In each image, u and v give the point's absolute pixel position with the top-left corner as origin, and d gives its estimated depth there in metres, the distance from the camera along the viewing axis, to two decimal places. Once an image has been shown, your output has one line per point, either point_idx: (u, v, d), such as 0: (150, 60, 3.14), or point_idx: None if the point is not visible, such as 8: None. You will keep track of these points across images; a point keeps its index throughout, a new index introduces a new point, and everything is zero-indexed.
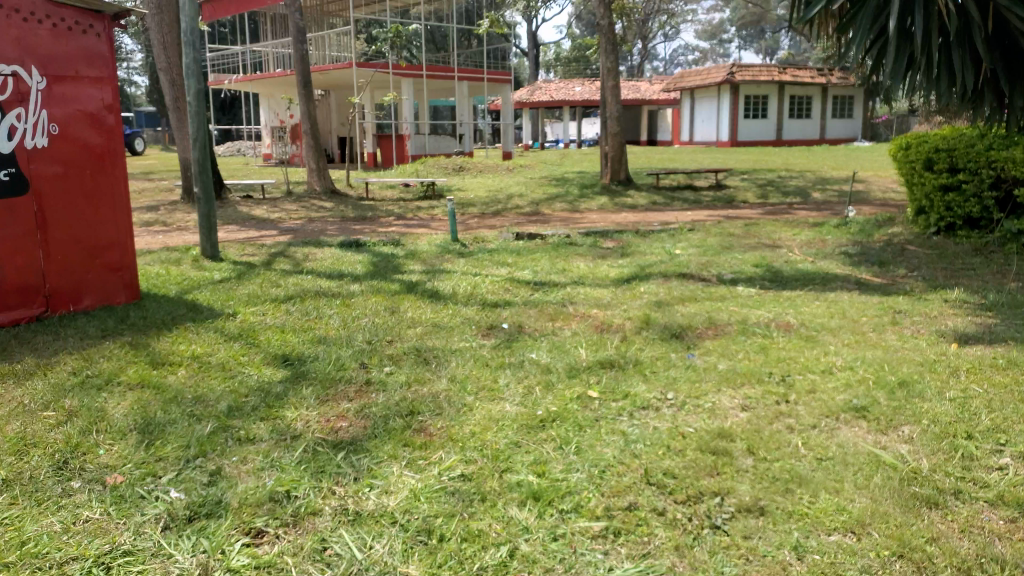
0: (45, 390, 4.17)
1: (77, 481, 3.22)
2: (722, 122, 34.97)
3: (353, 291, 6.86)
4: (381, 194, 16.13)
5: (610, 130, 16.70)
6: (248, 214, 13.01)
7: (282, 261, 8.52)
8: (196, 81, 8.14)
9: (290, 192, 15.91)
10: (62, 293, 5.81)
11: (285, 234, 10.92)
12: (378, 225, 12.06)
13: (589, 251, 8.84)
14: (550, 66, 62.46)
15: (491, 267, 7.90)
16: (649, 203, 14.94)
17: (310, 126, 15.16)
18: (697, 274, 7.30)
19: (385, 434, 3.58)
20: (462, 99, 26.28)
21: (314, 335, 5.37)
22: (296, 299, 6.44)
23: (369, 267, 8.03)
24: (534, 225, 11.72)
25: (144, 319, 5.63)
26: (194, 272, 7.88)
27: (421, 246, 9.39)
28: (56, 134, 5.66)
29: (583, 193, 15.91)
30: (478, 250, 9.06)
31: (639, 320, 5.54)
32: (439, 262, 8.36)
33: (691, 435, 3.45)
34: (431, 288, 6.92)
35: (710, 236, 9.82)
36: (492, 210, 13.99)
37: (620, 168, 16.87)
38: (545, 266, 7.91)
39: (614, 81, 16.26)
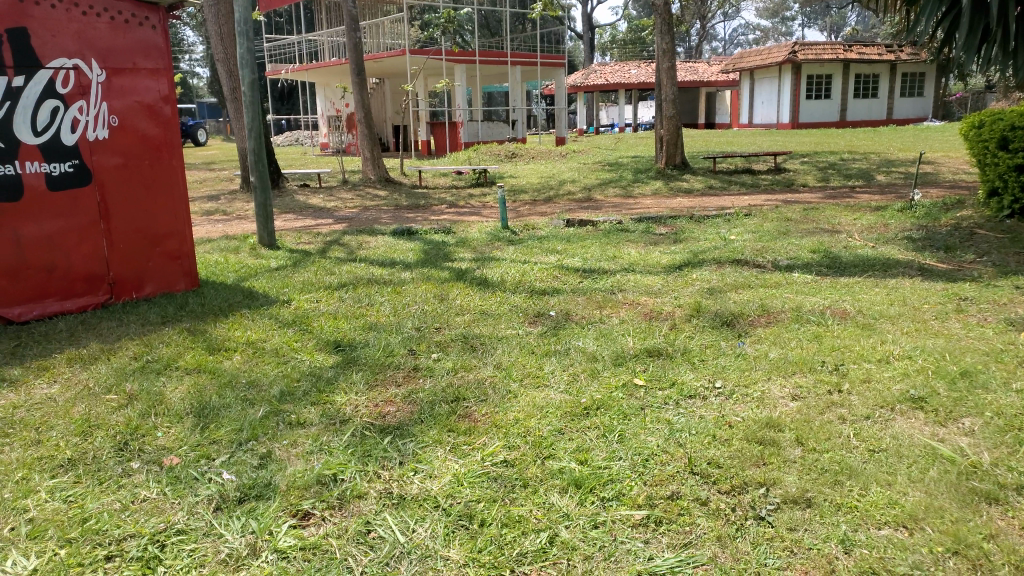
0: (109, 374, 4.41)
1: (136, 462, 3.39)
2: (784, 103, 34.09)
3: (404, 278, 6.95)
4: (434, 182, 16.26)
5: (665, 113, 16.44)
6: (305, 203, 13.28)
7: (336, 248, 8.69)
8: (250, 71, 8.37)
9: (346, 180, 16.18)
10: (125, 280, 6.07)
11: (340, 222, 11.12)
12: (431, 212, 12.16)
13: (641, 237, 8.76)
14: (606, 49, 61.80)
15: (542, 254, 7.91)
16: (704, 187, 14.71)
17: (364, 115, 15.34)
18: (752, 261, 7.15)
19: (431, 419, 3.63)
20: (516, 84, 26.22)
21: (365, 322, 5.47)
22: (349, 287, 6.56)
23: (421, 255, 8.11)
24: (587, 211, 11.67)
25: (202, 306, 5.84)
26: (252, 260, 8.10)
27: (473, 234, 9.44)
28: (116, 126, 5.89)
29: (638, 178, 15.74)
30: (529, 237, 9.06)
31: (689, 308, 5.47)
32: (490, 249, 8.40)
33: (737, 424, 3.41)
34: (481, 275, 6.96)
35: (766, 221, 9.62)
36: (545, 197, 13.97)
37: (676, 153, 16.62)
38: (596, 253, 7.86)
39: (670, 62, 15.92)
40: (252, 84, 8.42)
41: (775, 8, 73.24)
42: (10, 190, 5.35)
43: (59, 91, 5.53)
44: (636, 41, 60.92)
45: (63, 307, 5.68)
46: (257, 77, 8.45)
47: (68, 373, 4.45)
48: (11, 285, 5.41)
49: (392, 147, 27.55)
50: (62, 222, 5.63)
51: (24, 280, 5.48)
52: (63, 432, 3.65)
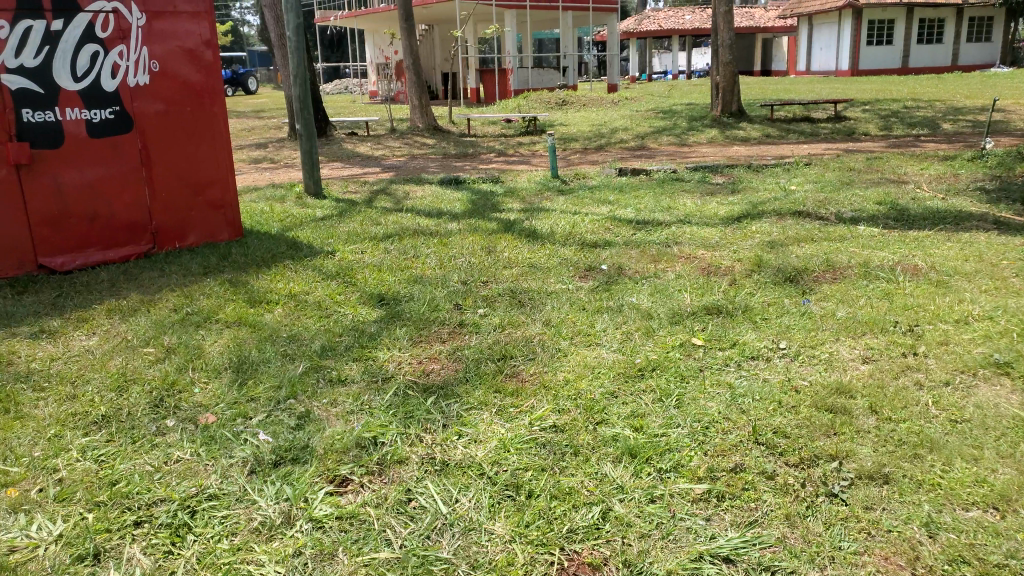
0: (148, 326, 4.39)
1: (171, 419, 3.33)
2: (842, 51, 32.55)
3: (450, 229, 6.76)
4: (481, 130, 15.97)
5: (722, 59, 15.73)
6: (351, 151, 13.17)
7: (382, 198, 8.53)
8: (295, 14, 8.18)
9: (393, 128, 15.98)
10: (168, 230, 6.05)
11: (387, 171, 10.96)
12: (477, 162, 11.92)
13: (696, 188, 8.39)
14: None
15: (591, 205, 7.62)
16: (762, 135, 14.12)
17: (411, 61, 15.04)
18: (814, 212, 6.75)
19: (476, 379, 3.46)
20: (565, 30, 25.46)
21: (410, 274, 5.31)
22: (394, 238, 6.39)
23: (467, 205, 7.90)
24: (639, 160, 11.28)
25: (245, 257, 5.76)
26: (297, 209, 7.99)
27: (521, 183, 9.18)
28: (157, 72, 5.79)
29: (692, 126, 15.20)
30: (579, 187, 8.76)
31: (751, 263, 5.16)
32: (539, 200, 8.14)
33: (805, 390, 3.13)
34: (529, 226, 6.73)
35: (828, 170, 9.13)
36: (595, 145, 13.58)
37: (732, 100, 15.95)
38: (649, 203, 7.54)
39: (728, 5, 15.12)
40: (296, 27, 8.22)
41: None
42: (50, 136, 5.35)
43: (98, 36, 5.47)
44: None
45: (105, 257, 5.71)
46: (302, 20, 8.24)
47: (107, 324, 4.46)
48: (53, 233, 5.47)
49: (440, 95, 27.20)
50: (104, 170, 5.62)
51: (66, 229, 5.52)
52: (98, 386, 3.62)
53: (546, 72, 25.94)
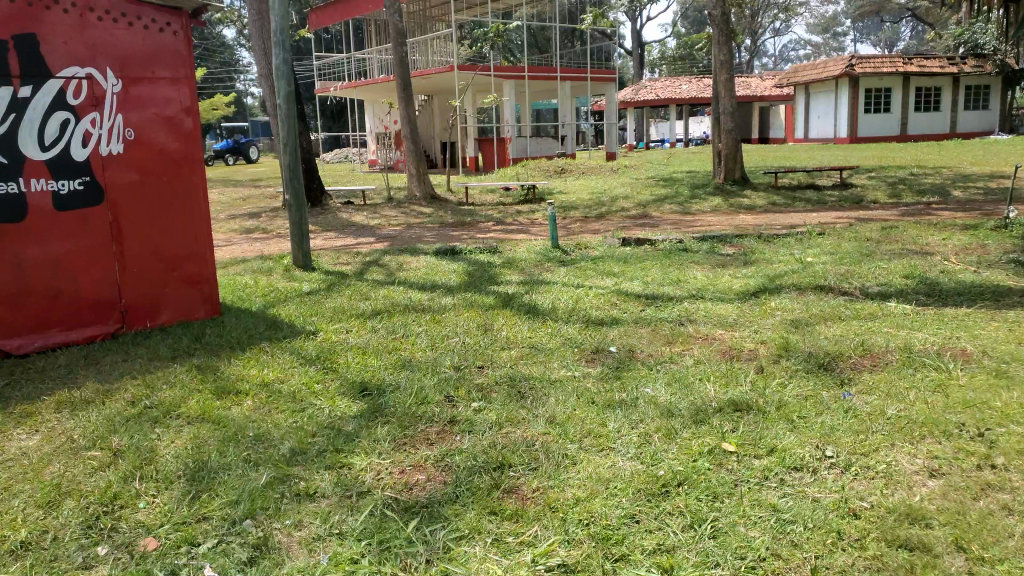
0: (98, 422, 3.78)
1: (105, 547, 2.76)
2: (841, 119, 32.81)
3: (443, 305, 6.26)
4: (480, 198, 15.69)
5: (724, 127, 15.56)
6: (346, 220, 12.81)
7: (373, 270, 8.07)
8: (285, 83, 7.84)
9: (389, 197, 15.70)
10: (138, 308, 5.52)
11: (381, 241, 10.53)
12: (476, 231, 11.53)
13: (706, 259, 7.93)
14: (655, 64, 60.91)
15: (595, 277, 7.14)
16: (767, 203, 13.77)
17: (408, 129, 14.87)
18: (837, 286, 6.28)
19: (468, 497, 2.91)
20: (564, 99, 25.58)
21: (398, 357, 4.78)
22: (383, 315, 5.87)
23: (463, 278, 7.43)
24: (642, 229, 10.86)
25: (217, 339, 5.24)
26: (283, 282, 7.53)
27: (519, 254, 8.74)
28: (132, 140, 5.37)
29: (695, 194, 14.89)
30: (581, 258, 8.30)
31: (776, 346, 4.66)
32: (539, 271, 7.67)
33: (865, 515, 2.60)
34: (529, 301, 6.24)
35: (844, 240, 8.70)
36: (596, 213, 13.24)
37: (735, 167, 15.70)
38: (657, 276, 7.06)
39: (728, 73, 15.03)
40: (287, 97, 7.86)
41: (825, 22, 71.91)
42: (12, 209, 4.86)
43: (69, 102, 5.04)
44: (686, 55, 60.00)
45: (68, 337, 5.14)
46: (293, 89, 7.90)
47: (54, 420, 3.86)
48: (11, 314, 4.91)
49: (439, 164, 27.14)
50: (70, 244, 5.11)
51: (25, 308, 4.97)
52: (25, 501, 3.03)
53: (545, 140, 25.90)
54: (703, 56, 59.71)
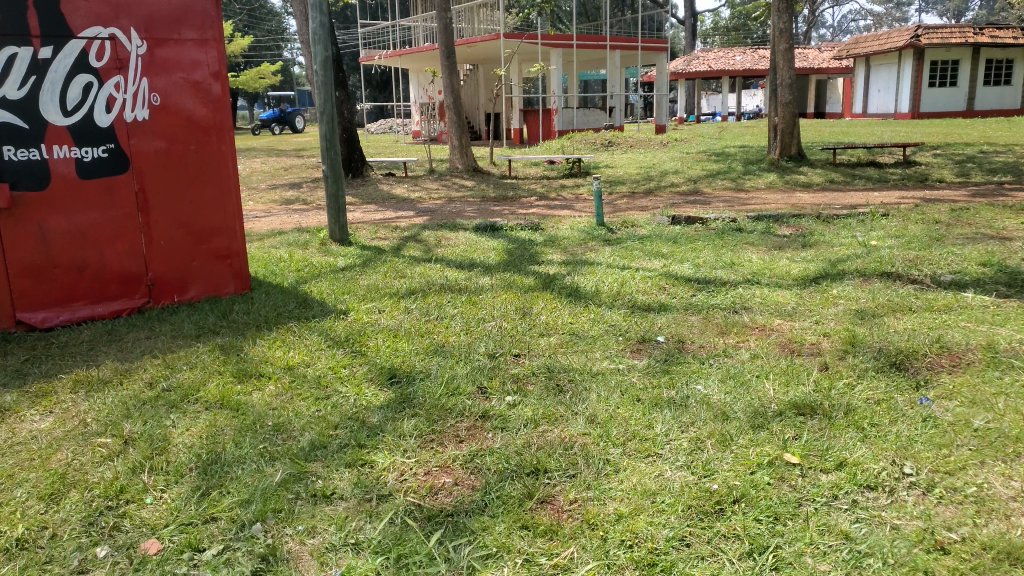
0: (113, 406, 3.61)
1: (104, 548, 2.54)
2: (903, 93, 31.37)
3: (481, 285, 5.97)
4: (524, 172, 15.33)
5: (780, 100, 14.87)
6: (388, 193, 12.58)
7: (411, 245, 7.82)
8: (323, 48, 7.62)
9: (432, 169, 15.43)
10: (166, 282, 5.37)
11: (421, 215, 10.27)
12: (519, 206, 11.20)
13: (761, 241, 7.48)
14: (707, 34, 59.24)
15: (641, 258, 6.76)
16: (825, 181, 13.13)
17: (452, 100, 14.52)
18: (905, 274, 5.80)
19: (498, 507, 2.63)
20: (614, 70, 24.90)
21: (430, 342, 4.51)
22: (418, 295, 5.61)
23: (503, 256, 7.13)
24: (692, 207, 10.40)
25: (244, 316, 5.05)
26: (318, 257, 7.33)
27: (563, 231, 8.40)
28: (157, 106, 5.18)
29: (748, 170, 14.29)
30: (627, 237, 7.92)
31: (841, 339, 4.26)
32: (582, 250, 7.33)
33: (955, 551, 2.27)
34: (571, 283, 5.91)
35: (910, 223, 8.14)
36: (644, 189, 12.79)
37: (792, 143, 15.01)
38: (709, 258, 6.65)
39: (787, 44, 14.33)
40: (323, 62, 7.64)
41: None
42: (35, 177, 4.76)
43: (92, 65, 4.89)
44: (740, 26, 58.19)
45: (93, 311, 5.05)
46: (330, 55, 7.68)
47: (69, 402, 3.69)
48: (36, 286, 4.83)
49: (483, 136, 26.79)
50: (95, 214, 4.99)
51: (50, 281, 4.88)
52: (26, 493, 2.84)
53: (592, 112, 25.27)
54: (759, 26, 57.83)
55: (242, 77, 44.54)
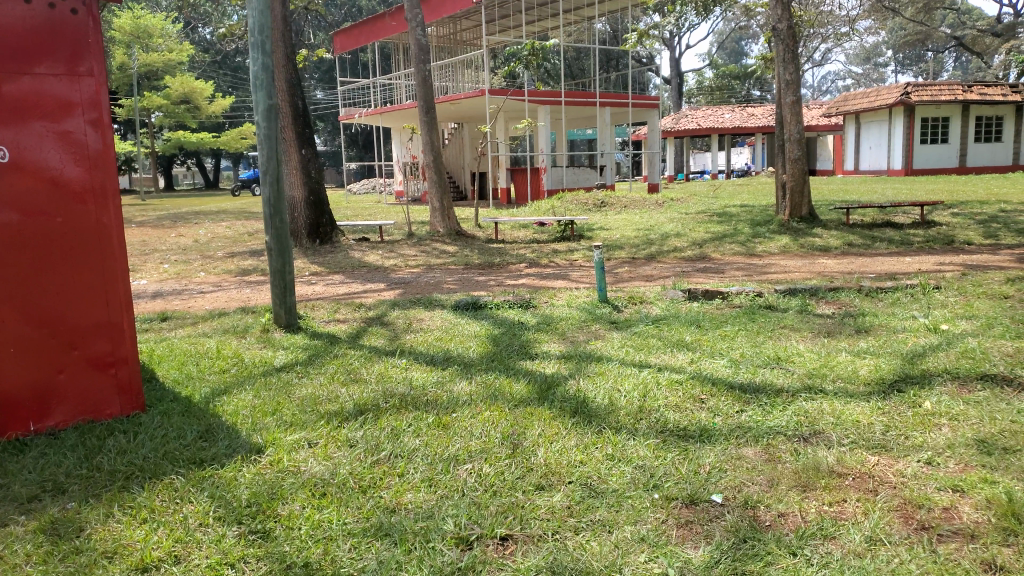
0: None
1: None
2: (895, 150, 30.72)
3: (455, 394, 4.50)
4: (511, 234, 14.08)
5: (789, 156, 13.68)
6: (359, 261, 11.24)
7: (374, 331, 6.39)
8: (266, 95, 6.29)
9: (411, 233, 14.14)
10: (17, 403, 3.92)
11: (392, 289, 8.87)
12: (507, 275, 9.86)
13: (804, 326, 6.07)
14: (692, 95, 59.26)
15: (660, 350, 5.34)
16: (843, 245, 11.88)
17: (433, 159, 13.30)
18: (1015, 376, 4.40)
19: None
20: (604, 126, 23.94)
21: (373, 512, 3.06)
22: (370, 416, 4.15)
23: (485, 347, 5.68)
24: (705, 276, 9.04)
25: (114, 461, 3.57)
26: (254, 350, 5.88)
27: (559, 310, 7.02)
28: (5, 164, 3.81)
29: (757, 232, 13.08)
30: (638, 317, 6.52)
31: (988, 506, 2.82)
32: (586, 337, 5.90)
33: None
34: (574, 390, 4.46)
35: (974, 298, 6.82)
36: (646, 253, 11.53)
37: (802, 202, 13.76)
38: (749, 352, 5.25)
39: (795, 95, 13.20)
40: (266, 113, 6.29)
41: (869, 49, 69.61)
42: None
43: None
44: (726, 85, 58.27)
45: None
46: (275, 103, 6.35)
47: None
48: None
49: (469, 196, 25.70)
50: None
51: None
52: None
53: (581, 171, 24.14)
54: (743, 85, 57.99)
55: (223, 138, 43.65)
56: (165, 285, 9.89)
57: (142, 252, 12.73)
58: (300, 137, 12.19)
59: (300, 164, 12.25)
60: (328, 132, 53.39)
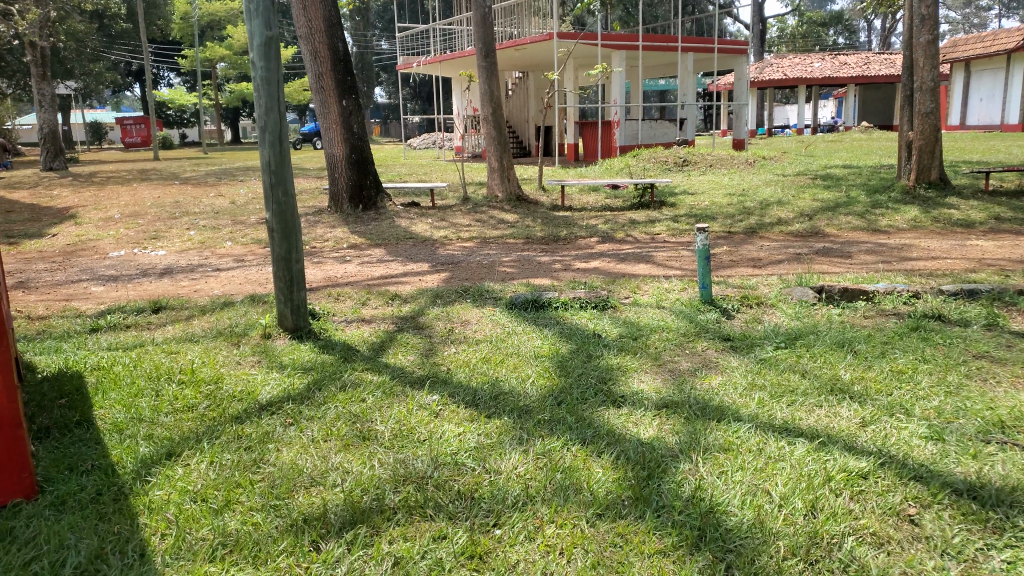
0: None
1: None
2: (1010, 104, 27.37)
3: (502, 480, 2.89)
4: (582, 199, 12.30)
5: (918, 109, 11.36)
6: (406, 231, 9.69)
7: (405, 342, 4.81)
8: (263, 25, 4.65)
9: (467, 197, 12.48)
10: None
11: (438, 272, 7.28)
12: (579, 254, 8.16)
13: (1007, 355, 4.24)
14: (772, 46, 55.56)
15: (809, 403, 3.59)
16: (989, 219, 9.75)
17: (491, 112, 11.56)
18: None
19: None
20: (687, 75, 21.60)
21: None
22: (359, 531, 2.57)
23: (549, 380, 4.02)
24: (829, 263, 7.16)
25: None
26: (240, 371, 4.36)
27: (649, 314, 5.31)
28: None
29: (878, 202, 10.99)
30: (762, 332, 4.76)
31: None
32: (694, 367, 4.20)
33: None
34: (689, 487, 2.78)
35: None
36: (745, 226, 9.65)
37: (932, 165, 11.53)
38: (949, 411, 3.48)
39: (931, 33, 10.84)
40: (263, 49, 4.65)
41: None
42: None
43: None
44: (809, 33, 54.25)
45: None
46: (276, 36, 4.71)
47: None
48: None
49: (534, 152, 23.87)
50: None
51: None
52: None
53: (659, 125, 21.91)
54: (828, 34, 53.92)
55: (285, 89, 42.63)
56: (182, 258, 8.53)
57: (171, 216, 11.42)
58: (341, 87, 10.63)
59: (342, 117, 10.73)
60: (390, 83, 51.85)
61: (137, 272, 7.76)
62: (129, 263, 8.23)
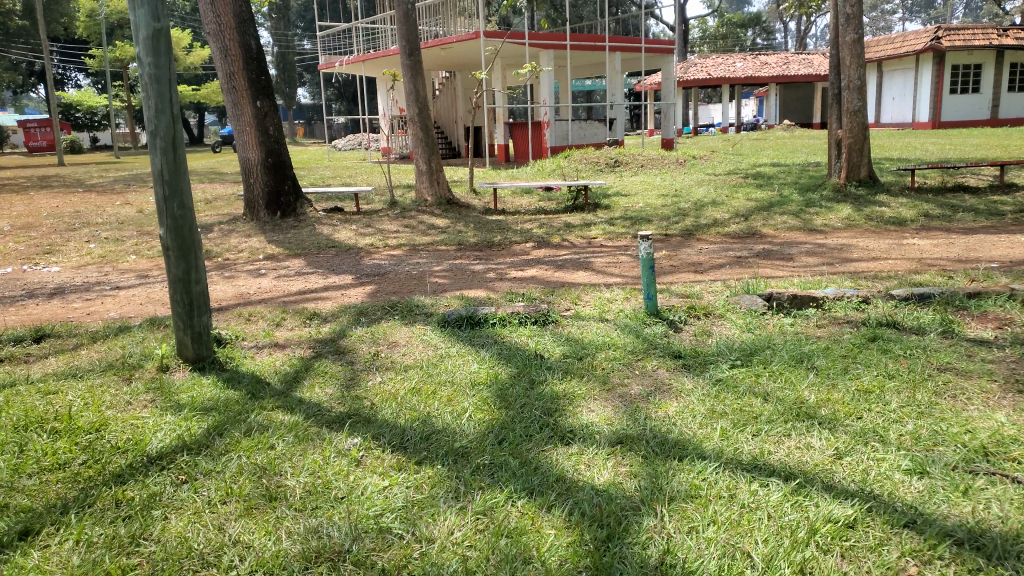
0: None
1: None
2: (921, 102, 28.26)
3: (434, 554, 2.44)
4: (514, 202, 11.87)
5: (847, 107, 11.34)
6: (328, 239, 9.08)
7: (323, 371, 4.26)
8: (150, 15, 4.01)
9: (394, 202, 11.89)
10: None
11: (363, 285, 6.72)
12: (513, 261, 7.72)
13: (972, 366, 3.97)
14: (695, 46, 56.45)
15: (777, 432, 3.24)
16: (919, 216, 9.76)
17: (417, 112, 10.99)
18: None
19: None
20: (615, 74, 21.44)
21: None
22: None
23: (488, 413, 3.56)
24: (772, 266, 6.92)
25: None
26: (126, 413, 3.76)
27: (593, 329, 4.90)
28: None
29: (811, 200, 10.92)
30: (716, 348, 4.39)
31: None
32: (646, 391, 3.80)
33: None
34: (654, 552, 2.38)
35: None
36: (682, 228, 9.39)
37: (861, 163, 11.54)
38: (928, 436, 3.15)
39: (856, 33, 10.85)
40: (151, 43, 4.03)
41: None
42: None
43: None
44: (729, 33, 55.32)
45: None
46: (165, 28, 4.08)
47: None
48: None
49: (463, 153, 23.40)
50: None
51: None
52: None
53: (589, 125, 21.71)
54: (748, 34, 55.11)
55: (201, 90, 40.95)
56: (77, 275, 7.75)
57: (68, 227, 10.51)
58: (255, 87, 9.92)
59: (256, 119, 10.03)
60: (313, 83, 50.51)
61: (23, 292, 6.97)
62: (15, 282, 7.42)
